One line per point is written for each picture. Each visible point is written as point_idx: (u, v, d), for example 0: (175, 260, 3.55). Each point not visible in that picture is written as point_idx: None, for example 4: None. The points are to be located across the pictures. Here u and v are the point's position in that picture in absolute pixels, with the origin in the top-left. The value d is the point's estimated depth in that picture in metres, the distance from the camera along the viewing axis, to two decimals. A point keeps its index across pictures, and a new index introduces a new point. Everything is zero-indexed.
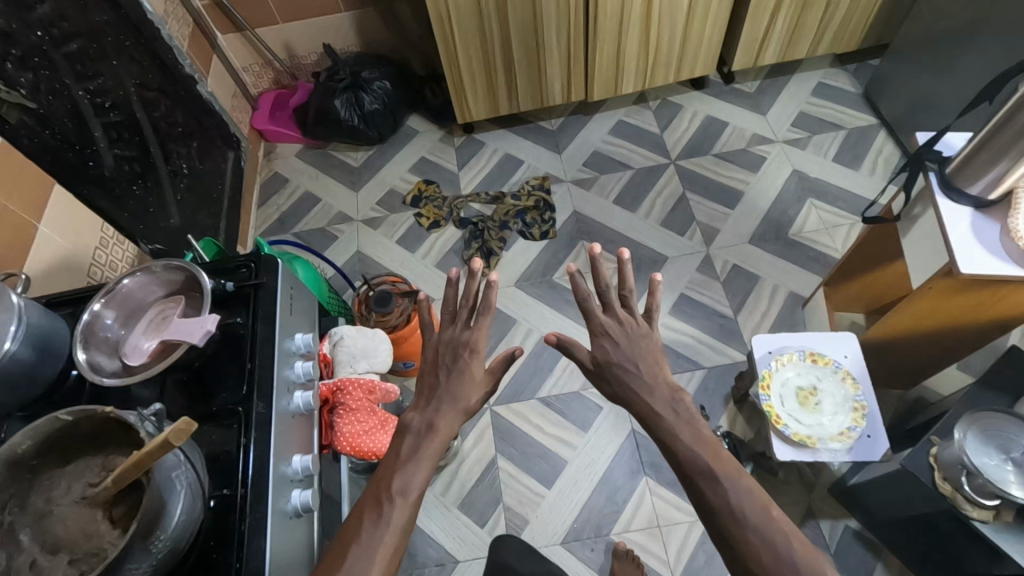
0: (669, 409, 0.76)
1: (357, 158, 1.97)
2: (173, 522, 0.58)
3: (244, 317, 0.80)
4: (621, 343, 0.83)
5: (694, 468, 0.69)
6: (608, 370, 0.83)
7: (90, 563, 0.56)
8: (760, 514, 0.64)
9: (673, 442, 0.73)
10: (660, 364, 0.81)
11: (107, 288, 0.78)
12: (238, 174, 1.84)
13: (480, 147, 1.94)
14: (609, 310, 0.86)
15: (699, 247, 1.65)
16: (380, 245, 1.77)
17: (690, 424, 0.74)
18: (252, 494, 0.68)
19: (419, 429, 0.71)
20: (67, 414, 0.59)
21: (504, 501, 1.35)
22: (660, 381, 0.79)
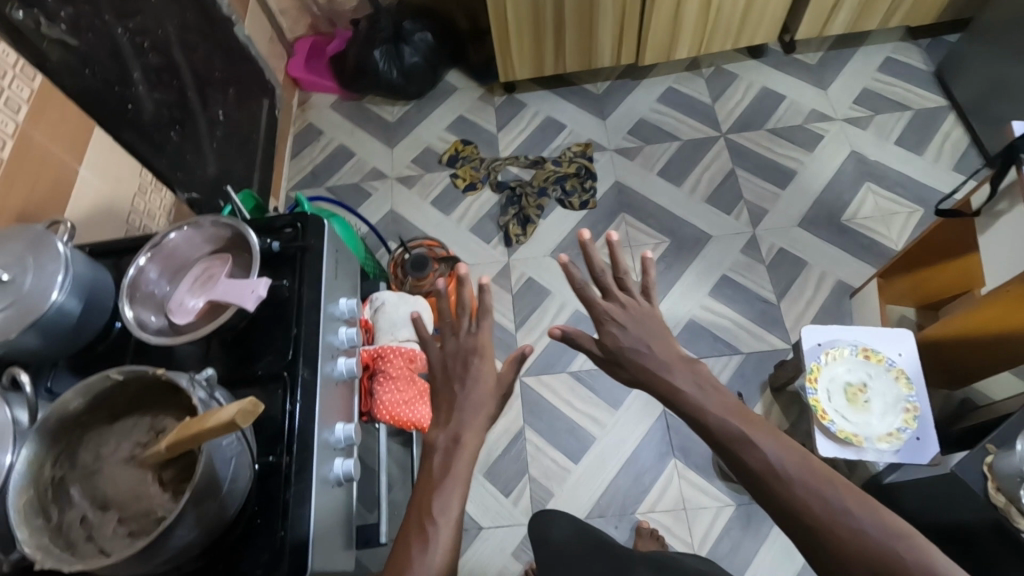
0: (692, 381, 0.65)
1: (393, 113, 1.91)
2: (224, 488, 0.57)
3: (291, 281, 0.78)
4: (629, 326, 0.71)
5: (722, 435, 0.60)
6: (617, 358, 0.70)
7: (141, 523, 0.56)
8: (803, 467, 0.56)
9: (699, 410, 0.63)
10: (673, 346, 0.69)
11: (153, 241, 0.75)
12: (271, 122, 1.80)
13: (522, 108, 1.86)
14: (609, 296, 0.73)
15: (745, 227, 1.58)
16: (414, 205, 1.73)
17: (710, 387, 0.65)
18: (296, 460, 0.67)
19: (448, 445, 0.67)
20: (118, 373, 0.59)
21: (530, 472, 1.35)
22: (676, 359, 0.68)
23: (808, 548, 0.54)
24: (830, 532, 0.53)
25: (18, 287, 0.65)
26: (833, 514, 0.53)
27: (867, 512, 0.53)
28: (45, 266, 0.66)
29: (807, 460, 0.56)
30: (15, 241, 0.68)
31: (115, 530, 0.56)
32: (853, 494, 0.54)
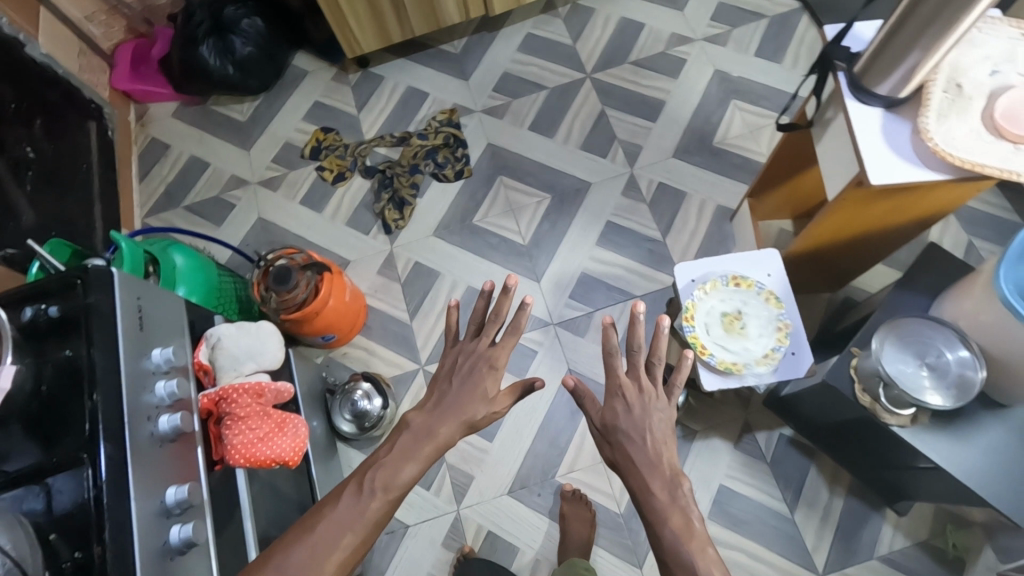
0: (665, 490, 0.75)
1: (242, 111, 1.75)
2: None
3: (77, 347, 0.68)
4: (634, 410, 0.82)
5: (675, 562, 0.69)
6: (612, 433, 0.82)
7: None
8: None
9: (662, 525, 0.72)
10: (669, 437, 0.80)
11: None
12: (104, 147, 1.62)
13: (379, 82, 1.74)
14: (633, 371, 0.84)
15: (623, 168, 1.55)
16: (283, 208, 1.61)
17: (683, 524, 0.72)
18: (110, 548, 0.60)
19: (418, 433, 0.76)
20: None
21: (447, 460, 1.32)
22: (664, 464, 0.77)
23: None
24: None
25: None
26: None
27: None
28: None
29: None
30: None
31: None
32: None
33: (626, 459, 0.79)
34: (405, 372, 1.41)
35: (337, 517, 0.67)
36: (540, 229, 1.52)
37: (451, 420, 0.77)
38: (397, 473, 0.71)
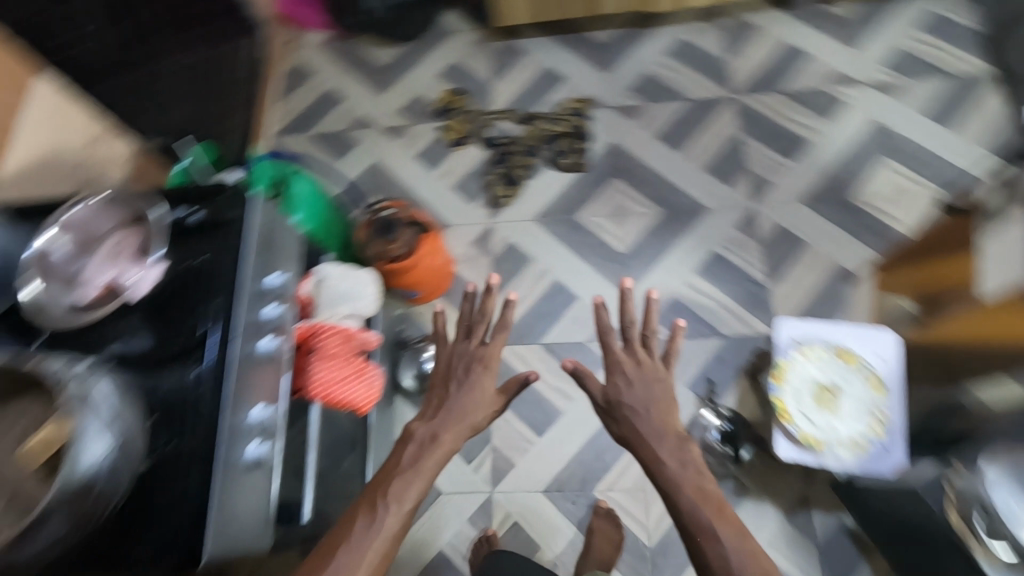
0: (677, 459, 0.78)
1: (384, 55, 1.80)
2: (97, 486, 0.55)
3: (211, 254, 0.74)
4: (635, 383, 0.87)
5: (694, 525, 0.72)
6: (615, 409, 0.86)
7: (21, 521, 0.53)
8: (744, 556, 0.68)
9: (677, 490, 0.75)
10: (672, 409, 0.85)
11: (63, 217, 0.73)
12: (255, 62, 1.72)
13: (519, 56, 1.74)
14: (630, 351, 0.90)
15: (744, 201, 1.47)
16: (399, 158, 1.66)
17: (699, 493, 0.75)
18: (200, 445, 0.66)
19: (424, 441, 0.78)
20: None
21: (492, 441, 1.34)
22: (670, 435, 0.81)
23: None
24: None
25: None
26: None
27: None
28: None
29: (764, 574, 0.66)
30: None
31: None
32: None
33: (635, 433, 0.83)
34: None
35: (353, 542, 0.67)
36: (642, 241, 1.48)
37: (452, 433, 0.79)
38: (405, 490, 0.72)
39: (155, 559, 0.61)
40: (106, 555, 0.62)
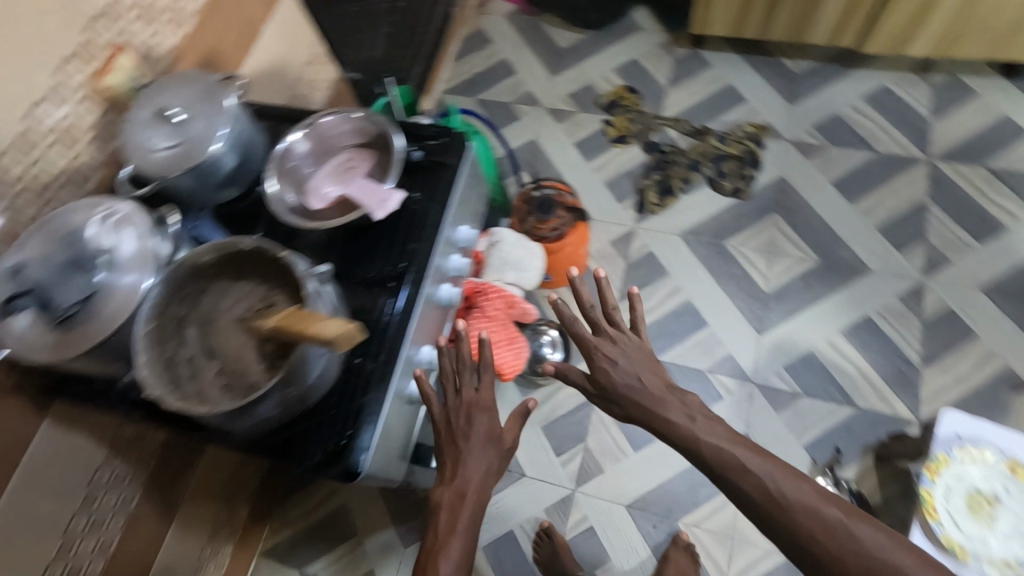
0: (683, 414, 0.74)
1: (565, 38, 1.80)
2: (308, 385, 0.61)
3: (421, 194, 0.76)
4: (619, 360, 0.80)
5: (719, 463, 0.68)
6: (613, 394, 0.80)
7: (241, 392, 0.60)
8: (798, 487, 0.63)
9: (698, 437, 0.71)
10: (660, 383, 0.78)
11: (309, 121, 0.76)
12: (445, 19, 1.77)
13: (703, 67, 1.69)
14: (601, 337, 0.83)
15: (914, 273, 1.36)
16: (557, 141, 1.66)
17: (715, 433, 0.70)
18: (379, 370, 0.68)
19: (452, 502, 0.68)
20: (249, 244, 0.64)
21: (586, 442, 1.33)
22: (657, 396, 0.77)
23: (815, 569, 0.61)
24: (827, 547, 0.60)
25: (187, 127, 0.72)
26: (829, 531, 0.60)
27: (855, 524, 0.60)
28: (215, 115, 0.72)
29: (808, 495, 0.63)
30: (191, 87, 0.74)
31: (212, 379, 0.61)
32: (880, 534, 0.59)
33: (639, 410, 0.77)
34: None
35: None
36: (789, 285, 1.40)
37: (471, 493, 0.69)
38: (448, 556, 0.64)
39: (321, 462, 0.66)
40: (281, 444, 0.67)
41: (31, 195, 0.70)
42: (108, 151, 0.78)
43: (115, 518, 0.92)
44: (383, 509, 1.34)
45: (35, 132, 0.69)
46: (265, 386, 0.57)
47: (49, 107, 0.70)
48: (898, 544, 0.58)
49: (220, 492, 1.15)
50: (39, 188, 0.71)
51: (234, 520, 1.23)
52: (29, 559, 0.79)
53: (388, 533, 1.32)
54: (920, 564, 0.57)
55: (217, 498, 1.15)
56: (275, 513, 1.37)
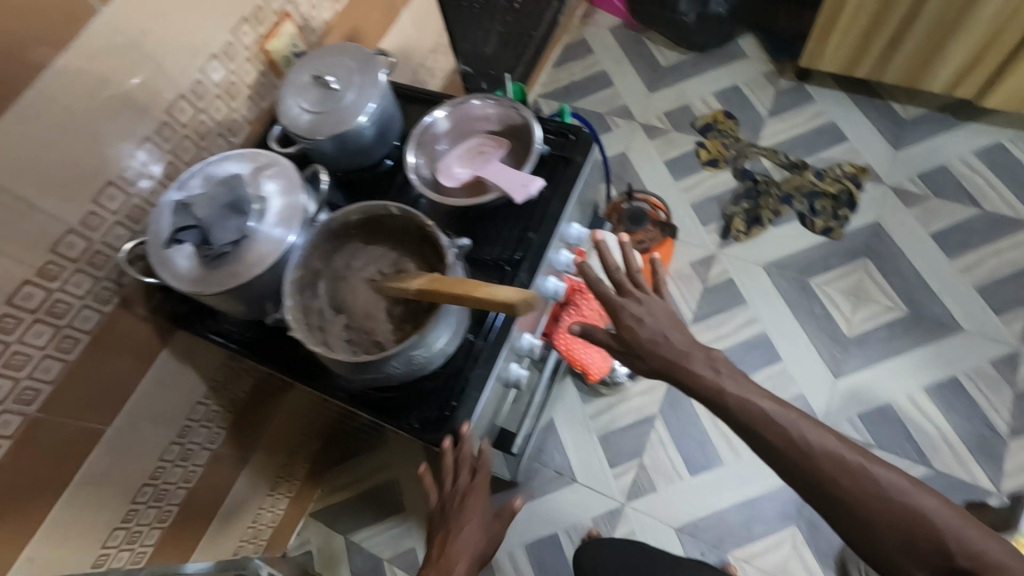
0: (710, 367, 0.66)
1: (667, 57, 1.81)
2: (432, 354, 0.62)
3: (545, 187, 0.78)
4: (646, 316, 0.70)
5: (740, 413, 0.62)
6: (635, 350, 0.69)
7: (368, 347, 0.64)
8: (821, 433, 0.58)
9: (719, 384, 0.64)
10: (678, 337, 0.68)
11: (455, 102, 0.78)
12: (551, 26, 1.81)
13: (806, 101, 1.66)
14: (631, 295, 0.72)
15: (1011, 339, 1.30)
16: (647, 157, 1.66)
17: (732, 377, 0.64)
18: (488, 349, 0.70)
19: None
20: (395, 209, 0.66)
21: (642, 458, 1.32)
22: (678, 350, 0.67)
23: (843, 522, 0.55)
24: (857, 497, 0.54)
25: (338, 98, 0.76)
26: (851, 475, 0.55)
27: (876, 467, 0.55)
28: (366, 88, 0.76)
29: (827, 441, 0.57)
30: (346, 59, 0.78)
31: (340, 332, 0.65)
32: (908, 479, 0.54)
33: (659, 368, 0.68)
34: None
35: None
36: (872, 333, 1.36)
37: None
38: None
39: (423, 429, 0.68)
40: (385, 405, 0.70)
41: (192, 140, 0.76)
42: (259, 110, 0.83)
43: (200, 450, 0.97)
44: None
45: (206, 83, 0.75)
46: (398, 346, 0.58)
47: (221, 61, 0.76)
48: (920, 487, 0.54)
49: (287, 446, 1.20)
50: (200, 134, 0.77)
51: (292, 477, 1.28)
52: (129, 473, 0.84)
53: None
54: (942, 505, 0.53)
55: (283, 453, 1.20)
56: (328, 477, 1.41)
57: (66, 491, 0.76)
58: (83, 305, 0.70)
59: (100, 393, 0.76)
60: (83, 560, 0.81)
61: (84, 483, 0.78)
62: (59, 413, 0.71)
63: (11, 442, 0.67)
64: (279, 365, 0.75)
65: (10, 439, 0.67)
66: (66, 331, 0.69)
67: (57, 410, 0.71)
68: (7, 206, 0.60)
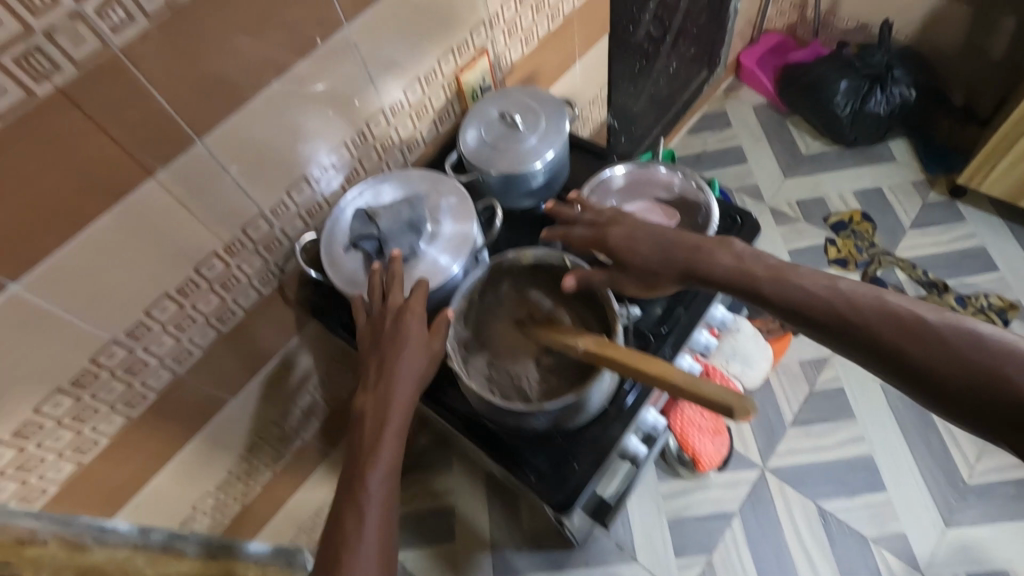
0: (734, 252, 0.58)
1: (809, 146, 1.75)
2: (577, 415, 0.61)
3: None
4: (633, 234, 0.62)
5: (770, 293, 0.55)
6: (639, 269, 0.61)
7: (508, 391, 0.63)
8: (867, 294, 0.51)
9: (744, 268, 0.57)
10: (674, 236, 0.60)
11: (646, 163, 0.77)
12: (695, 94, 1.80)
13: (956, 219, 1.56)
14: (616, 220, 0.65)
15: None
16: (770, 242, 1.60)
17: (760, 262, 0.57)
18: (618, 418, 0.68)
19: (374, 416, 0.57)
20: (570, 262, 0.66)
21: (711, 555, 1.23)
22: (687, 252, 0.59)
23: (904, 382, 0.49)
24: (916, 354, 0.48)
25: (520, 139, 0.78)
26: (909, 333, 0.48)
27: (934, 316, 0.48)
28: (548, 138, 0.77)
29: (879, 300, 0.51)
30: (534, 106, 0.80)
31: (481, 368, 0.64)
32: (973, 323, 0.47)
33: (676, 273, 0.60)
34: (746, 456, 1.32)
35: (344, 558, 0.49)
36: (995, 487, 1.23)
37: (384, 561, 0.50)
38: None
39: (537, 484, 0.66)
40: (503, 445, 0.68)
41: (377, 151, 0.80)
42: (436, 133, 0.87)
43: (294, 436, 0.99)
44: (486, 531, 1.32)
45: (403, 102, 0.79)
46: (555, 404, 0.57)
47: (421, 84, 0.80)
48: (991, 329, 0.46)
49: None
50: (384, 147, 0.81)
51: None
52: (233, 443, 0.87)
53: (483, 555, 1.29)
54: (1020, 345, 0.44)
55: None
56: None
57: (183, 449, 0.79)
58: (249, 284, 0.74)
59: (236, 366, 0.79)
60: (174, 516, 0.84)
61: (199, 444, 0.81)
62: (200, 377, 0.75)
63: (157, 396, 0.71)
64: None
65: (157, 393, 0.71)
66: (229, 304, 0.73)
67: (200, 374, 0.75)
68: (222, 185, 0.64)
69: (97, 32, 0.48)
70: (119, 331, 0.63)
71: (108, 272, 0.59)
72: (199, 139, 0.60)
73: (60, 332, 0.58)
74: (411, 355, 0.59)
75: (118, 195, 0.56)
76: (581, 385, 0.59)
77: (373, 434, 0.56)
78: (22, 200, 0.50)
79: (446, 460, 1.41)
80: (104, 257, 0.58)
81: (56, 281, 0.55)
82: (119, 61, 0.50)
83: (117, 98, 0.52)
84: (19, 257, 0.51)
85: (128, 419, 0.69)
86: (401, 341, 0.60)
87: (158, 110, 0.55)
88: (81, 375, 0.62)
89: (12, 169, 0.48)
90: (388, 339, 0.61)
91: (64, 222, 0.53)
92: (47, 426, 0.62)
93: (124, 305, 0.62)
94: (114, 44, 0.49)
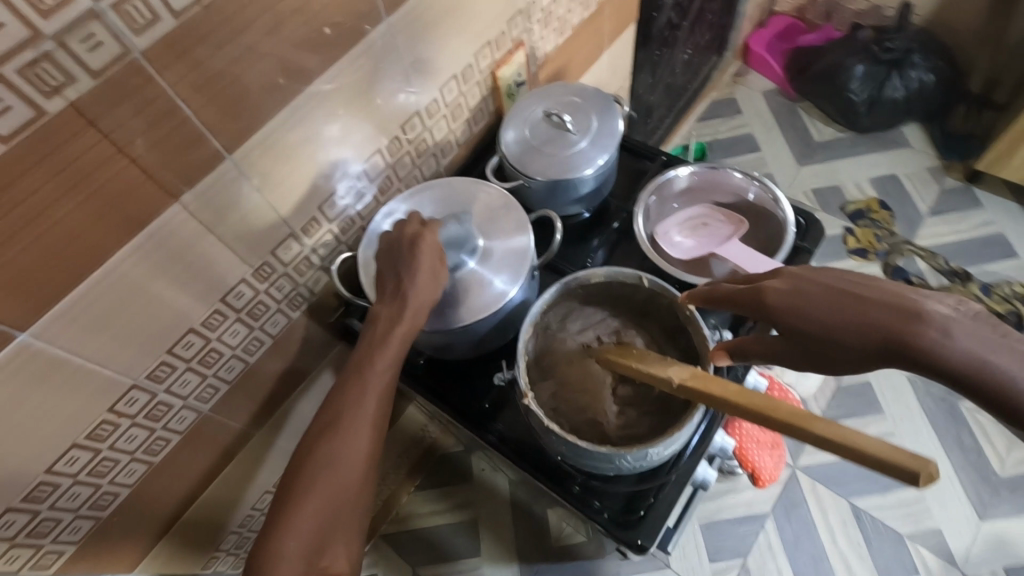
0: (977, 331, 0.36)
1: (822, 132, 1.71)
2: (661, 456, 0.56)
3: None
4: (799, 286, 0.44)
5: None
6: (807, 339, 0.43)
7: (580, 425, 0.57)
8: None
9: (986, 359, 0.36)
10: (866, 292, 0.41)
11: (714, 163, 0.73)
12: (704, 79, 1.73)
13: (974, 205, 1.54)
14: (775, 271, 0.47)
15: None
16: None
17: (1014, 350, 0.36)
18: (692, 451, 0.63)
19: (388, 320, 0.57)
20: (647, 281, 0.60)
21: (746, 559, 1.20)
22: (891, 315, 0.39)
23: None
24: None
25: (569, 142, 0.71)
26: None
27: None
28: (600, 142, 0.71)
29: None
30: (584, 105, 0.74)
31: (547, 397, 0.59)
32: None
33: (866, 353, 0.40)
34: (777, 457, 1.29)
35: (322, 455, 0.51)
36: None
37: (351, 484, 0.51)
38: (291, 560, 0.47)
39: (607, 524, 0.61)
40: (568, 482, 0.63)
41: (410, 156, 0.73)
42: (469, 134, 0.80)
43: None
44: (511, 545, 1.27)
45: (439, 102, 0.72)
46: (643, 449, 0.52)
47: (457, 82, 0.73)
48: None
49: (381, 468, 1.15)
50: (418, 151, 0.74)
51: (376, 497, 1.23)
52: (260, 478, 0.79)
53: (510, 569, 1.25)
54: None
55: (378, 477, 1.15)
56: (403, 502, 1.33)
57: (207, 489, 0.72)
58: (277, 309, 0.66)
59: (263, 397, 0.72)
60: (196, 561, 0.77)
61: (222, 485, 0.74)
62: (226, 413, 0.68)
63: (180, 440, 0.64)
64: (451, 409, 0.69)
65: (180, 435, 0.63)
66: (256, 333, 0.65)
67: (226, 411, 0.67)
68: (251, 204, 0.57)
69: (117, 34, 0.40)
70: (140, 374, 0.55)
71: (130, 311, 0.51)
72: (228, 155, 0.52)
73: (77, 383, 0.50)
74: (416, 302, 0.57)
75: (141, 223, 0.48)
76: (670, 429, 0.54)
77: (363, 366, 0.55)
78: (32, 237, 0.42)
79: (465, 471, 1.36)
80: (124, 294, 0.50)
81: (71, 327, 0.47)
82: (141, 68, 0.42)
83: (141, 111, 0.44)
84: (34, 301, 0.44)
85: (150, 467, 0.62)
86: (414, 258, 0.59)
87: (186, 124, 0.47)
88: (99, 426, 0.54)
89: (23, 202, 0.40)
90: (403, 256, 0.59)
91: (79, 258, 0.45)
92: (61, 486, 0.54)
93: (145, 346, 0.54)
94: (136, 48, 0.41)
